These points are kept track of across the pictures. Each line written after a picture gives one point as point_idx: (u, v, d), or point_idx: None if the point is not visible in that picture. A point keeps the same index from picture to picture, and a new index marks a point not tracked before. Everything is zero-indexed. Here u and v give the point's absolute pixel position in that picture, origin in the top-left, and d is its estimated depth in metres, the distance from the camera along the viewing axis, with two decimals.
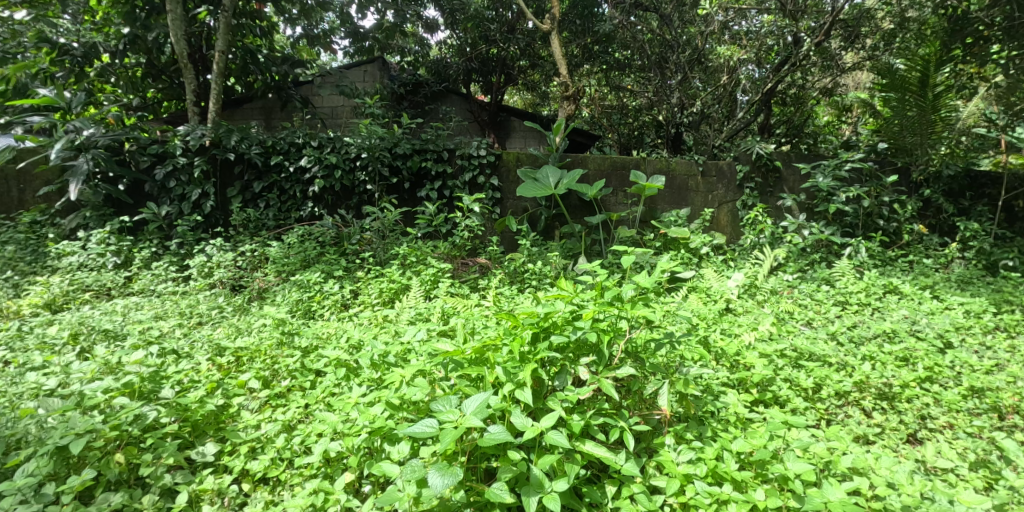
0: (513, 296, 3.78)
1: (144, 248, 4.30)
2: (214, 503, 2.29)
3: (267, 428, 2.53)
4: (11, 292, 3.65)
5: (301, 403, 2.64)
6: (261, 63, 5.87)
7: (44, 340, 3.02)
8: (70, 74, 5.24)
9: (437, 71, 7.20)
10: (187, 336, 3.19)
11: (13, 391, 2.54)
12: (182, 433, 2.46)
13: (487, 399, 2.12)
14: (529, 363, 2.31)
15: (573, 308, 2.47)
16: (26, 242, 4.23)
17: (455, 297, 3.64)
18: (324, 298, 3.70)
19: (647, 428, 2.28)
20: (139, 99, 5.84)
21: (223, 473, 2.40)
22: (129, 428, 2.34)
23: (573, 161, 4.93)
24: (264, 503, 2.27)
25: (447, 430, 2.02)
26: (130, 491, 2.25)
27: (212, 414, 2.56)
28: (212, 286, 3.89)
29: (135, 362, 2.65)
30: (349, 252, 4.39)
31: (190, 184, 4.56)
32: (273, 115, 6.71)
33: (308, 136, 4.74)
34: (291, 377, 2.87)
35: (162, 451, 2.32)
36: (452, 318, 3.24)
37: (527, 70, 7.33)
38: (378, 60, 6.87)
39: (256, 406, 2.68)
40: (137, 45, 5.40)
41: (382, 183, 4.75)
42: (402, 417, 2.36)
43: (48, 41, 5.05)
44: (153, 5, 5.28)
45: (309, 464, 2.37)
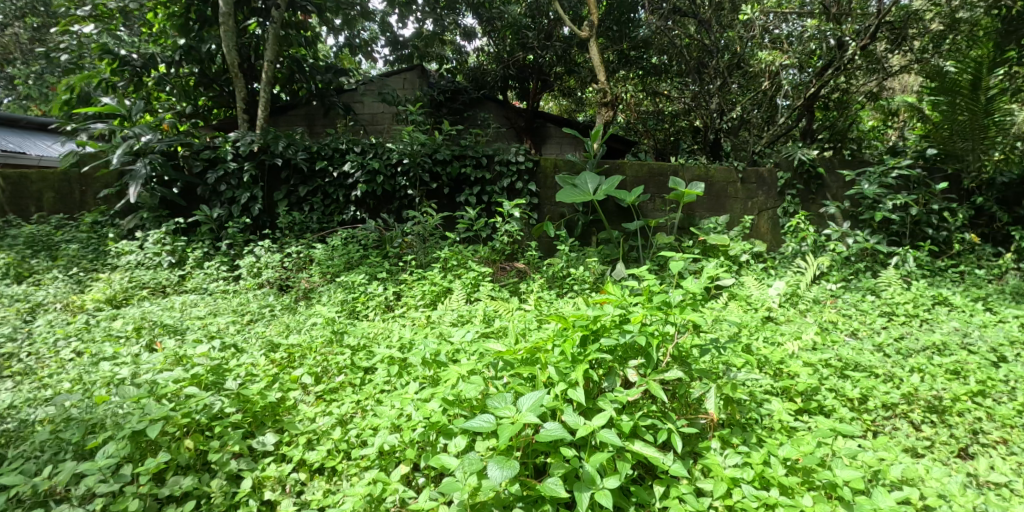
0: (554, 300, 3.94)
1: (198, 249, 4.38)
2: (276, 489, 2.55)
3: (323, 421, 2.80)
4: (76, 287, 3.75)
5: (354, 399, 2.89)
6: (307, 71, 6.07)
7: (110, 333, 3.26)
8: (130, 84, 5.50)
9: (476, 78, 7.31)
10: (242, 333, 3.44)
11: (87, 379, 2.86)
12: (244, 423, 2.75)
13: (541, 397, 2.28)
14: (581, 363, 2.44)
15: (621, 311, 2.62)
16: (87, 241, 4.41)
17: (497, 300, 3.84)
18: (368, 299, 3.90)
19: (696, 430, 2.35)
20: (192, 107, 5.96)
21: (283, 461, 2.67)
22: (198, 416, 2.64)
23: (611, 167, 4.84)
24: (322, 491, 2.53)
25: (505, 425, 2.18)
26: (199, 476, 2.53)
27: (271, 406, 2.85)
28: (261, 286, 4.01)
29: (202, 355, 2.98)
30: (392, 254, 4.46)
31: (240, 188, 4.71)
32: (315, 121, 6.85)
33: (351, 142, 4.83)
34: (342, 373, 3.16)
35: (227, 439, 2.63)
36: (495, 321, 3.51)
37: (563, 77, 7.33)
38: (416, 68, 7.00)
39: (311, 400, 2.98)
40: (191, 56, 5.52)
41: (422, 188, 4.78)
42: (455, 412, 2.52)
43: (109, 53, 5.28)
44: (206, 18, 5.45)
45: (366, 456, 2.58)
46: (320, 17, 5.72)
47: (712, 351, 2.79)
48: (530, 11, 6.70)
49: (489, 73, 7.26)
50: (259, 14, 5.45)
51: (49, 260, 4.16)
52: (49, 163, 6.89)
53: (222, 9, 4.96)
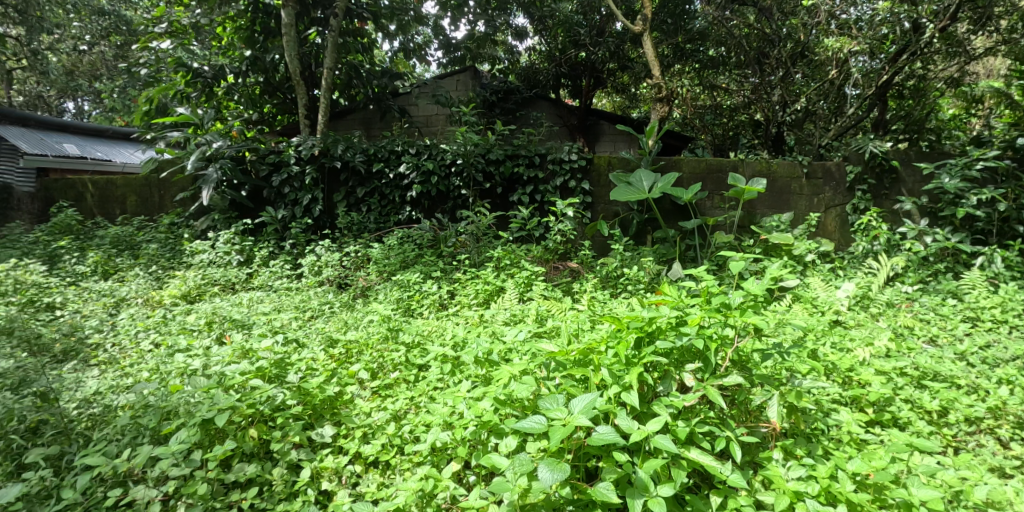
0: (607, 301, 3.92)
1: (263, 248, 4.62)
2: (333, 480, 2.69)
3: (378, 416, 2.92)
4: (155, 283, 4.06)
5: (409, 395, 3.03)
6: (364, 77, 6.20)
7: (184, 326, 3.49)
8: (202, 94, 5.83)
9: (528, 77, 7.29)
10: (303, 328, 3.64)
11: (164, 369, 3.10)
12: (304, 415, 2.91)
13: (594, 400, 2.28)
14: (635, 366, 2.44)
15: (678, 313, 2.60)
16: (166, 241, 4.79)
17: (549, 300, 3.89)
18: (423, 297, 4.02)
19: (756, 440, 2.28)
20: (258, 115, 6.18)
21: (340, 453, 2.81)
22: (262, 407, 2.81)
23: (666, 164, 4.68)
24: (376, 483, 2.64)
25: (556, 427, 2.21)
26: (263, 464, 2.71)
27: (329, 400, 2.98)
28: (322, 283, 4.18)
29: (266, 349, 3.15)
30: (446, 254, 4.53)
31: (302, 190, 4.92)
32: (372, 124, 7.17)
33: (406, 144, 4.94)
34: (397, 370, 3.31)
35: (289, 430, 2.80)
36: (548, 320, 3.58)
37: (616, 73, 7.18)
38: (469, 69, 7.14)
39: (367, 395, 3.12)
40: (256, 66, 5.80)
41: (476, 188, 4.81)
42: (506, 412, 2.57)
43: (184, 65, 5.63)
44: (270, 30, 5.79)
45: (418, 452, 2.69)
46: (376, 23, 5.96)
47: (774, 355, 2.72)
48: (581, 6, 6.59)
49: (541, 72, 7.22)
50: (318, 24, 5.70)
51: (132, 259, 4.51)
52: (130, 167, 7.56)
53: (284, 21, 5.20)
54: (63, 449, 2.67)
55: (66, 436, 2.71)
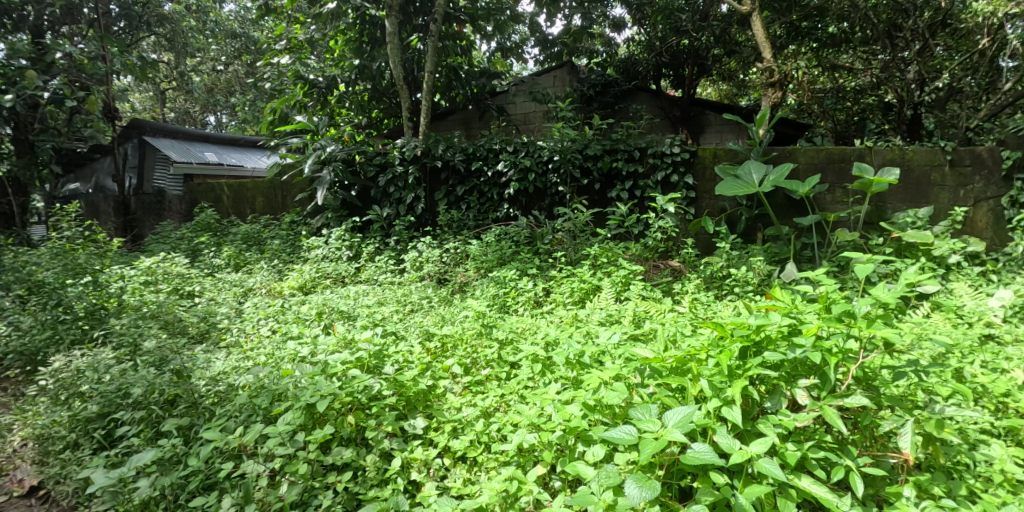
0: (710, 303, 3.69)
1: (370, 244, 4.95)
2: (422, 471, 2.80)
3: (468, 412, 3.00)
4: (276, 275, 4.51)
5: (499, 392, 3.09)
6: (463, 78, 6.49)
7: (299, 315, 3.84)
8: (318, 103, 6.39)
9: (627, 68, 7.00)
10: (403, 321, 3.84)
11: (279, 355, 3.42)
12: (399, 406, 3.10)
13: (690, 414, 2.19)
14: (738, 378, 2.30)
15: (791, 322, 2.39)
16: (287, 237, 5.28)
17: (648, 301, 3.76)
18: (518, 294, 4.06)
19: (880, 472, 2.08)
20: (367, 119, 6.69)
21: (430, 445, 2.92)
22: (359, 395, 3.01)
23: (780, 155, 4.27)
24: (463, 479, 2.71)
25: (647, 440, 2.17)
26: (358, 450, 2.89)
27: (423, 392, 3.15)
28: (423, 278, 4.38)
29: (366, 339, 3.41)
30: (542, 251, 4.53)
31: (405, 189, 5.21)
32: (472, 125, 7.27)
33: (504, 142, 4.99)
34: (490, 367, 3.41)
35: (383, 420, 2.96)
36: (646, 323, 3.47)
37: (722, 59, 6.68)
38: (567, 65, 7.08)
39: (460, 390, 3.21)
40: (364, 73, 6.22)
41: (574, 184, 4.73)
42: (596, 418, 2.58)
43: (302, 77, 6.21)
44: (375, 39, 6.09)
45: (505, 452, 2.71)
46: (473, 25, 6.14)
47: (909, 374, 2.43)
48: None
49: (641, 63, 6.90)
50: (420, 29, 5.99)
51: (259, 253, 5.06)
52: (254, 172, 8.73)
53: (389, 30, 5.46)
54: (192, 421, 3.04)
55: (195, 409, 3.08)
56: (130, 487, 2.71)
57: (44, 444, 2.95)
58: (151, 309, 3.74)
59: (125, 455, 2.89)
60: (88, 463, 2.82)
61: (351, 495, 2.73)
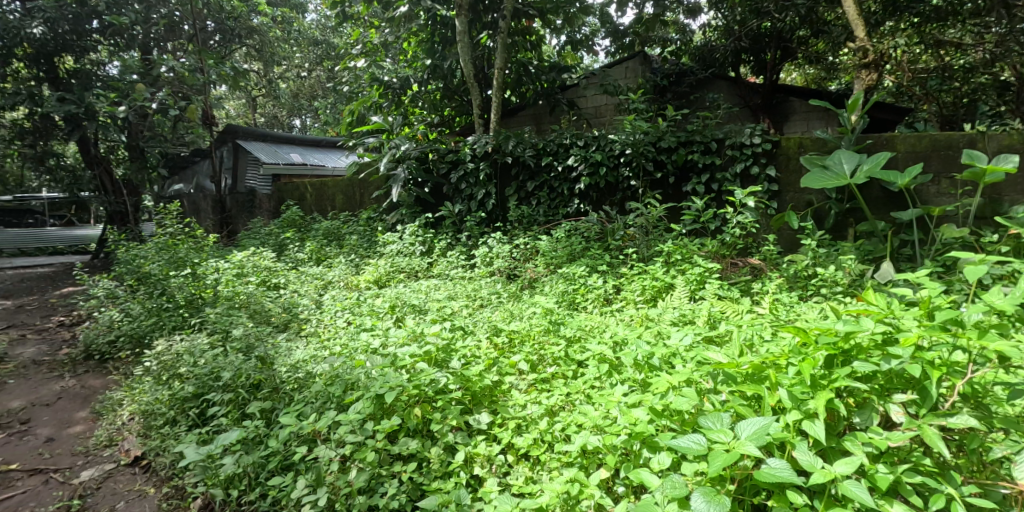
0: (793, 305, 3.44)
1: (442, 239, 5.07)
2: (485, 466, 2.83)
3: (533, 410, 3.00)
4: (354, 269, 4.74)
5: (564, 391, 3.06)
6: (533, 73, 6.36)
7: (373, 308, 4.02)
8: (392, 103, 6.54)
9: (703, 56, 6.78)
10: (472, 316, 3.91)
11: (352, 346, 3.58)
12: (464, 400, 3.13)
13: (766, 427, 2.08)
14: (823, 389, 2.16)
15: (886, 329, 2.24)
16: (364, 232, 5.54)
17: (724, 301, 3.58)
18: (588, 292, 4.00)
19: (986, 505, 1.87)
20: (439, 117, 6.78)
21: (493, 441, 2.94)
22: (426, 388, 3.08)
23: (876, 143, 3.91)
24: (525, 477, 2.71)
25: (718, 452, 2.05)
26: (423, 442, 2.96)
27: (488, 388, 3.18)
28: (492, 274, 4.43)
29: (434, 333, 3.48)
30: (614, 247, 4.45)
31: (477, 185, 5.29)
32: (543, 120, 7.28)
33: (575, 137, 4.91)
34: (557, 365, 3.38)
35: (448, 413, 3.00)
36: (722, 325, 3.31)
37: (808, 41, 6.33)
38: (639, 53, 6.98)
39: (524, 387, 3.21)
40: (436, 73, 6.34)
41: (646, 178, 4.59)
42: (663, 425, 2.46)
43: (377, 79, 6.47)
44: (447, 38, 6.20)
45: (568, 452, 2.69)
46: (542, 19, 6.05)
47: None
48: None
49: (718, 49, 6.63)
50: (489, 27, 6.04)
51: (338, 248, 5.34)
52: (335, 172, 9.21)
53: (459, 29, 5.48)
54: (273, 404, 3.26)
55: (276, 394, 3.30)
56: (217, 463, 2.95)
57: (149, 418, 3.30)
58: (241, 300, 4.10)
59: (214, 433, 3.17)
60: (182, 438, 3.10)
61: (415, 485, 2.78)
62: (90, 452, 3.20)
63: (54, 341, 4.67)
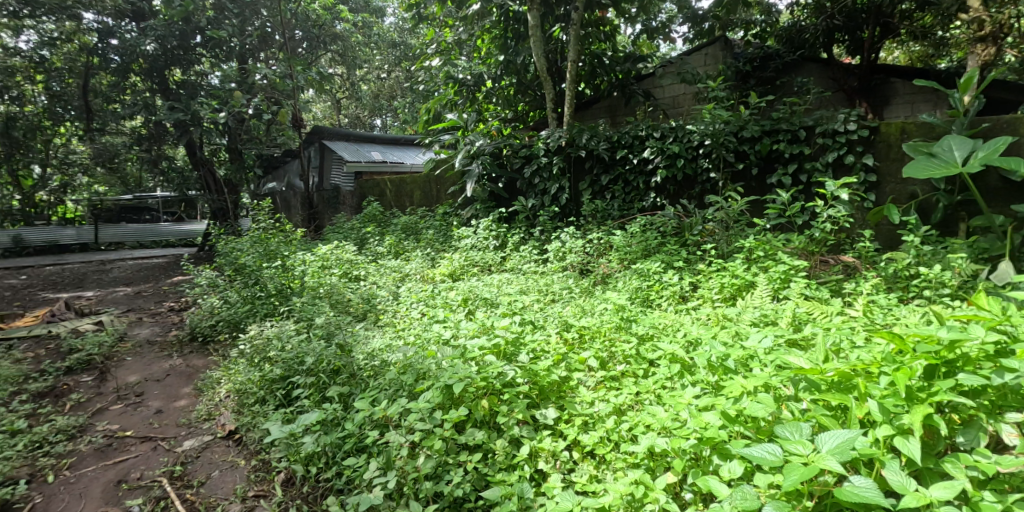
0: (890, 308, 3.13)
1: (516, 234, 5.12)
2: (549, 461, 2.80)
3: (600, 407, 2.96)
4: (429, 263, 4.90)
5: (633, 390, 3.00)
6: (607, 65, 6.25)
7: (447, 301, 4.13)
8: (467, 100, 6.69)
9: (791, 37, 6.41)
10: (543, 310, 3.90)
11: (425, 336, 3.68)
12: (531, 394, 3.12)
13: (851, 441, 1.94)
14: (919, 403, 1.99)
15: (997, 342, 2.08)
16: (440, 227, 5.72)
17: (811, 302, 3.32)
18: (663, 288, 3.87)
19: None
20: (513, 113, 6.80)
21: (559, 437, 2.93)
22: (494, 380, 3.08)
23: (994, 127, 3.49)
24: (589, 476, 2.66)
25: (795, 465, 1.92)
26: (490, 433, 2.95)
27: (556, 383, 3.16)
28: (565, 268, 4.41)
29: (503, 327, 3.48)
30: (691, 243, 4.28)
31: (550, 180, 5.25)
32: (617, 112, 7.05)
33: (650, 128, 4.75)
34: (627, 362, 3.31)
35: (515, 407, 2.99)
36: (806, 326, 3.08)
37: (912, 14, 5.82)
38: (721, 38, 6.57)
39: (593, 383, 3.19)
40: (510, 69, 6.36)
41: (727, 170, 4.38)
42: (736, 431, 2.37)
43: (453, 78, 6.59)
44: (519, 33, 6.20)
45: (633, 453, 2.64)
46: (616, 8, 5.84)
47: None
48: None
49: (808, 30, 6.28)
50: (562, 19, 5.95)
51: (416, 242, 5.54)
52: (412, 169, 9.41)
53: (531, 22, 5.45)
54: (350, 389, 3.43)
55: (354, 380, 3.49)
56: (297, 441, 3.14)
57: (242, 396, 3.63)
58: (325, 290, 4.39)
59: (296, 413, 3.41)
60: (269, 416, 3.37)
61: (480, 475, 2.79)
62: (193, 424, 3.57)
63: (165, 324, 5.27)
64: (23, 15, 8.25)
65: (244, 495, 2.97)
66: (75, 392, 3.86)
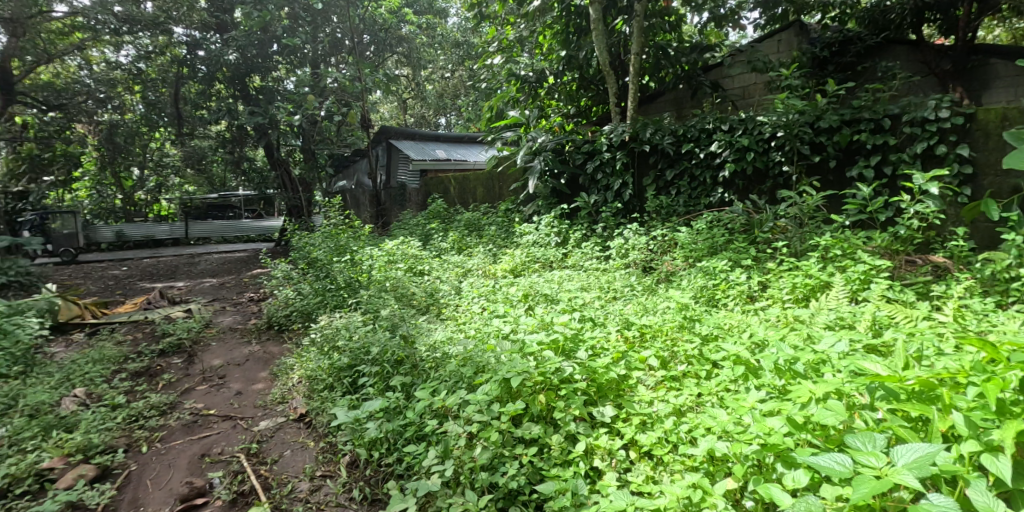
0: (985, 313, 2.85)
1: (578, 230, 5.08)
2: (605, 459, 2.73)
3: (659, 408, 2.86)
4: (491, 259, 4.97)
5: (694, 391, 2.88)
6: (673, 56, 6.04)
7: (507, 296, 4.17)
8: (529, 97, 6.72)
9: (874, 19, 5.96)
10: (604, 308, 3.84)
11: (486, 330, 3.73)
12: (589, 391, 3.05)
13: (930, 455, 1.79)
14: (1011, 419, 1.87)
15: None
16: (502, 223, 5.79)
17: (894, 304, 3.07)
18: (729, 287, 3.70)
19: None
20: (575, 109, 6.66)
21: (616, 435, 2.83)
22: (551, 376, 3.06)
23: None
24: (645, 477, 2.57)
25: (865, 477, 1.78)
26: (546, 428, 2.92)
27: (615, 381, 3.08)
28: (627, 266, 4.33)
29: (562, 323, 3.48)
30: (761, 240, 4.09)
31: (613, 175, 5.18)
32: (683, 104, 6.77)
33: (718, 121, 4.59)
34: (688, 363, 3.19)
35: (572, 402, 2.94)
36: (888, 331, 2.84)
37: None
38: (795, 24, 6.46)
39: (652, 383, 3.08)
40: (572, 64, 6.30)
41: (802, 163, 4.15)
42: (803, 439, 2.21)
43: (514, 75, 6.51)
44: (581, 28, 6.16)
45: (692, 456, 2.54)
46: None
47: None
48: None
49: (892, 10, 5.81)
50: (625, 11, 5.82)
51: (478, 238, 5.64)
52: (476, 165, 9.61)
53: (593, 16, 5.38)
54: (412, 379, 3.54)
55: (416, 370, 3.59)
56: (363, 426, 3.28)
57: (313, 382, 3.86)
58: (391, 283, 4.57)
59: (362, 400, 3.57)
60: (336, 402, 3.55)
61: (535, 469, 2.76)
62: (268, 406, 3.83)
63: (245, 313, 5.68)
64: (122, 32, 8.39)
65: (312, 474, 3.15)
66: (166, 372, 4.25)
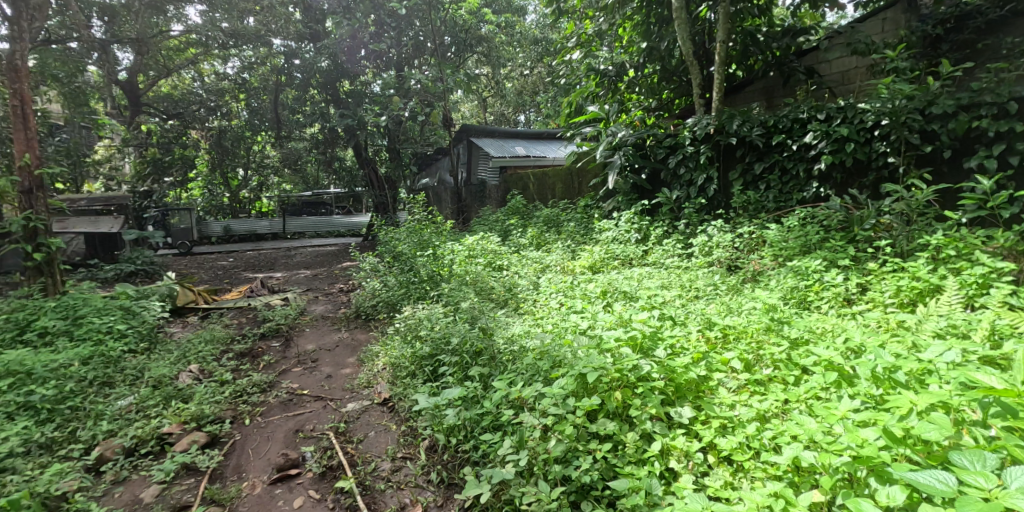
0: None
1: (659, 227, 4.94)
2: (682, 461, 2.64)
3: (741, 412, 2.71)
4: (570, 255, 4.97)
5: (780, 397, 2.69)
6: (762, 41, 5.83)
7: (585, 292, 4.11)
8: (609, 91, 6.60)
9: None
10: (685, 307, 3.67)
11: (563, 325, 3.69)
12: (667, 390, 2.95)
13: None
14: None
15: None
16: (582, 220, 5.78)
17: (1016, 312, 2.72)
18: (823, 289, 3.44)
19: None
20: (657, 102, 6.53)
21: (694, 438, 2.72)
22: (629, 373, 2.99)
23: None
24: (723, 482, 2.45)
25: (972, 500, 1.59)
26: (621, 425, 2.86)
27: (694, 382, 2.94)
28: (711, 264, 4.17)
29: (641, 320, 3.36)
30: (861, 239, 3.78)
31: (697, 170, 4.98)
32: (774, 94, 6.32)
33: (813, 110, 4.31)
34: (775, 368, 2.97)
35: (649, 401, 2.86)
36: (1009, 342, 2.51)
37: None
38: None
39: (734, 386, 2.91)
40: (653, 56, 6.09)
41: (910, 153, 3.79)
42: (902, 454, 2.02)
43: (593, 69, 6.55)
44: (664, 18, 5.98)
45: (776, 464, 2.38)
46: None
47: None
48: None
49: None
50: None
51: (557, 234, 5.67)
52: (555, 162, 9.58)
53: (675, 5, 5.17)
54: (490, 370, 3.62)
55: (494, 362, 3.67)
56: (442, 412, 3.38)
57: (396, 369, 4.07)
58: (471, 277, 4.73)
59: (441, 388, 3.71)
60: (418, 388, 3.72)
61: (609, 465, 2.72)
62: (355, 389, 4.11)
63: (335, 302, 6.12)
64: (229, 45, 9.62)
65: (393, 455, 3.32)
66: (267, 354, 4.69)
